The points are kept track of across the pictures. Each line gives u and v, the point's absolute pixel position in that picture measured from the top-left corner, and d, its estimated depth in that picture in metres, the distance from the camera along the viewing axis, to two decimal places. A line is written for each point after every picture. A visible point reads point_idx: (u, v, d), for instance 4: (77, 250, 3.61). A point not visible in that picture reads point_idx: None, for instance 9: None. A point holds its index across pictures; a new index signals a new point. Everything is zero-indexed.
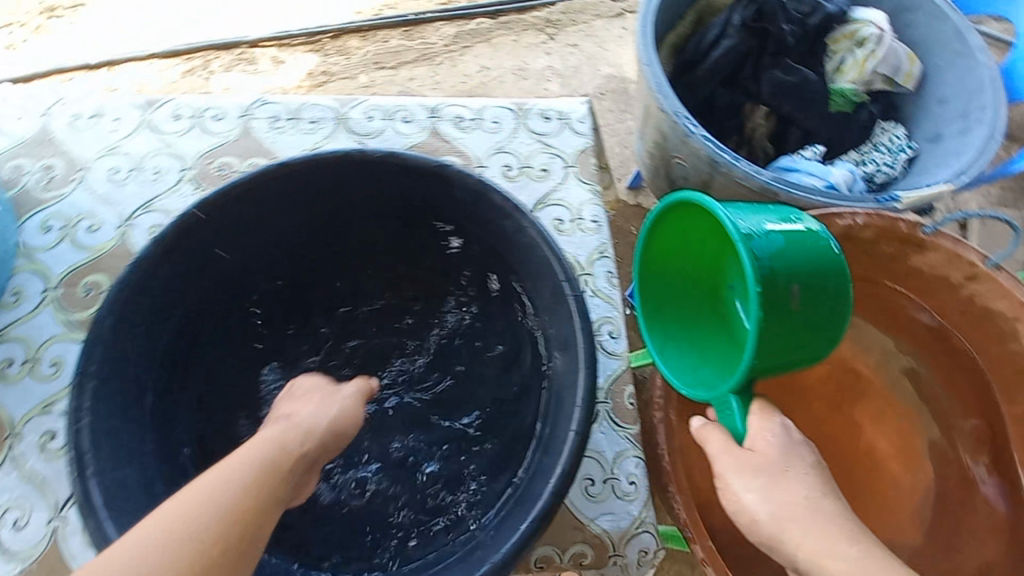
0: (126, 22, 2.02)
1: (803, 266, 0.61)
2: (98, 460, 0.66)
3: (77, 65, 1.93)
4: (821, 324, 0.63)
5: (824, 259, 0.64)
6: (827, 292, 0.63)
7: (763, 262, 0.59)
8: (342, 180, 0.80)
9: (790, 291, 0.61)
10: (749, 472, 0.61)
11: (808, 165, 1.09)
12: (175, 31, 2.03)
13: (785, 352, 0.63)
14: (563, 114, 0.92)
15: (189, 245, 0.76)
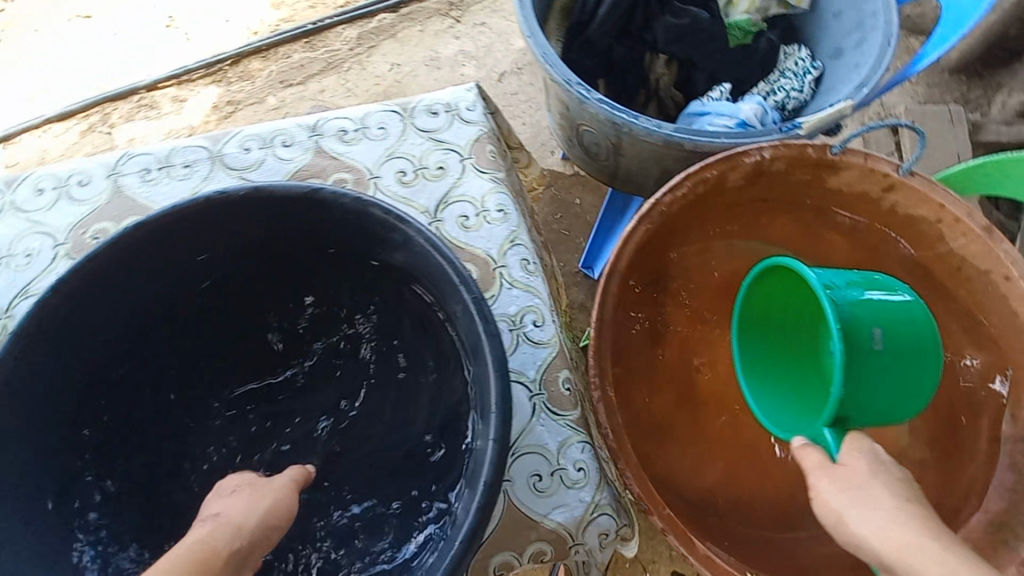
0: (14, 92, 1.92)
1: (883, 315, 0.67)
2: None
3: None
4: (896, 367, 0.68)
5: (917, 321, 0.69)
6: (927, 337, 0.69)
7: (844, 305, 0.65)
8: (218, 222, 0.63)
9: (873, 334, 0.67)
10: (837, 479, 0.58)
11: (717, 105, 1.07)
12: (68, 91, 1.93)
13: (862, 390, 0.66)
14: (450, 106, 0.88)
15: (63, 330, 0.58)
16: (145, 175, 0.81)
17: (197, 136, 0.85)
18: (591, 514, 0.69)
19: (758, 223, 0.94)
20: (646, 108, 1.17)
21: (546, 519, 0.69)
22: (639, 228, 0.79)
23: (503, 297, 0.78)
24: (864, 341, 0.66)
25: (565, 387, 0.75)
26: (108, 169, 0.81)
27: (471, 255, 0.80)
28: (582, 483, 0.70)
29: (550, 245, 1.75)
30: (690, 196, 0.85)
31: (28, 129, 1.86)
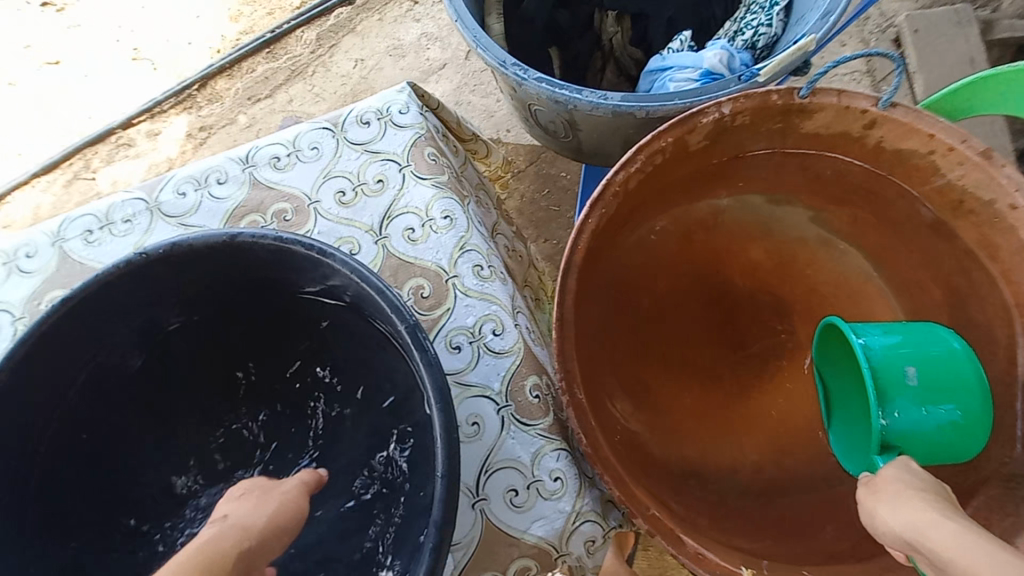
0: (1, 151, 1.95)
1: (919, 352, 0.68)
2: None
3: None
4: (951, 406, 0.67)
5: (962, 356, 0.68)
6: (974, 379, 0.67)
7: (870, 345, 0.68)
8: (149, 281, 0.61)
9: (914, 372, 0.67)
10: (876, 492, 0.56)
11: (678, 57, 0.98)
12: (50, 142, 1.95)
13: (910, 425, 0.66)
14: (381, 112, 0.84)
15: (16, 410, 0.57)
16: (88, 237, 0.80)
17: (135, 188, 0.84)
18: (573, 524, 0.66)
19: (721, 186, 0.86)
20: (605, 72, 1.08)
21: (527, 534, 0.66)
22: (592, 215, 0.73)
23: (459, 308, 0.74)
24: (906, 379, 0.67)
25: (533, 395, 0.71)
26: (52, 236, 0.80)
27: (422, 270, 0.77)
28: (560, 493, 0.67)
29: (540, 224, 1.69)
30: (649, 168, 0.76)
31: (18, 186, 1.89)
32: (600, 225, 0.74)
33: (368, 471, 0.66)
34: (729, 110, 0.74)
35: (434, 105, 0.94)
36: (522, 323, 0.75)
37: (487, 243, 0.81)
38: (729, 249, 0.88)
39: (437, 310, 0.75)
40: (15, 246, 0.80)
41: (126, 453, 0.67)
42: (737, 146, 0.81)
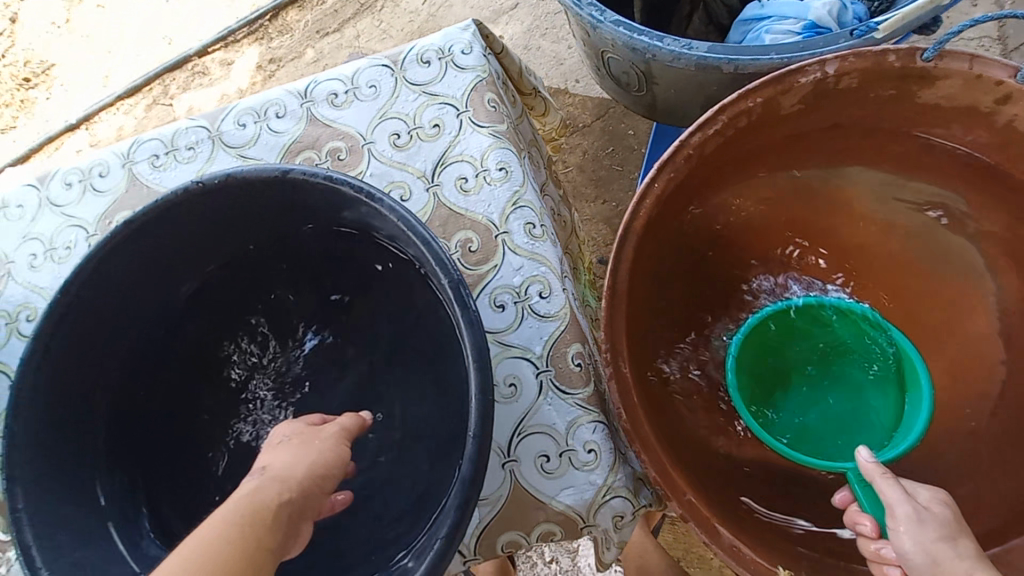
0: (89, 73, 2.05)
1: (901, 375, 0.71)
2: (49, 545, 0.54)
3: (60, 128, 1.99)
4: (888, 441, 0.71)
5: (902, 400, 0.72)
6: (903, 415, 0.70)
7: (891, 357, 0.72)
8: (205, 207, 0.61)
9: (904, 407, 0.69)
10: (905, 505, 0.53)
11: (779, 6, 0.86)
12: (132, 66, 2.02)
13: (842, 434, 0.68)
14: (443, 51, 0.80)
15: (84, 324, 0.60)
16: (154, 161, 0.82)
17: (199, 116, 0.85)
18: (603, 497, 0.64)
19: (805, 158, 0.76)
20: (691, 19, 0.99)
21: (555, 500, 0.64)
22: (660, 178, 0.67)
23: (506, 265, 0.72)
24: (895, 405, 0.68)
25: (575, 362, 0.67)
26: (123, 158, 0.83)
27: (471, 223, 0.74)
28: (593, 465, 0.64)
29: (600, 183, 1.60)
30: (729, 131, 0.68)
31: (104, 107, 1.99)
32: (666, 190, 0.68)
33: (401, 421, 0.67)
34: (832, 68, 0.65)
35: (498, 49, 0.89)
36: (569, 288, 0.72)
37: (541, 201, 0.77)
38: (796, 226, 0.80)
39: (484, 266, 0.72)
40: (91, 165, 0.83)
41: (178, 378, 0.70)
42: (832, 112, 0.71)
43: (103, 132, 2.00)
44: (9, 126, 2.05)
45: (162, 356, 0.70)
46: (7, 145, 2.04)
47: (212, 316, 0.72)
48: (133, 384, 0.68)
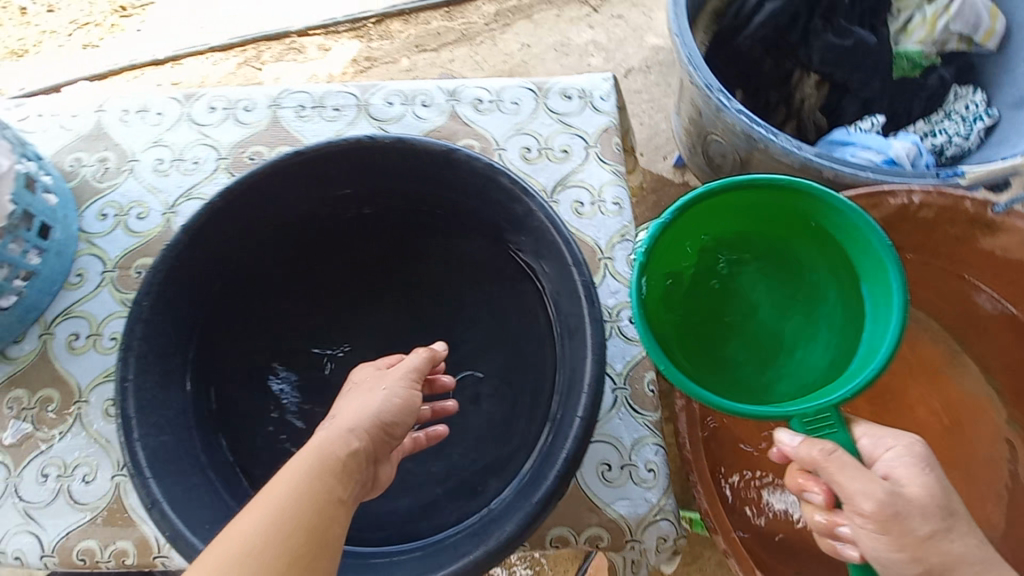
0: (189, 19, 2.13)
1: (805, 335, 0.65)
2: (143, 425, 0.58)
3: (147, 60, 2.04)
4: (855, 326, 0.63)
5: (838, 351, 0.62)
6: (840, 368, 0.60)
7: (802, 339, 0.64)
8: (368, 161, 0.67)
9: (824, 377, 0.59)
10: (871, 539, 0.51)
11: (866, 138, 0.99)
12: (232, 26, 2.10)
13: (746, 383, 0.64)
14: (584, 92, 0.89)
15: (220, 232, 0.66)
16: (300, 111, 0.89)
17: (350, 84, 0.92)
18: (654, 515, 0.68)
19: None
20: (783, 127, 1.08)
21: (609, 507, 0.68)
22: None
23: (604, 286, 0.79)
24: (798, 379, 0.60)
25: (649, 387, 0.74)
26: (271, 100, 0.89)
27: (580, 242, 0.81)
28: (650, 483, 0.69)
29: None
30: None
31: (194, 53, 2.06)
32: None
33: (477, 403, 0.71)
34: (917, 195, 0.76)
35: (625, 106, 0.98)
36: None
37: None
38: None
39: None
40: (240, 98, 0.89)
41: (273, 309, 0.73)
42: (919, 233, 0.81)
43: (187, 75, 2.06)
44: (91, 43, 2.08)
45: (260, 285, 0.73)
46: (86, 60, 2.07)
47: (319, 264, 0.75)
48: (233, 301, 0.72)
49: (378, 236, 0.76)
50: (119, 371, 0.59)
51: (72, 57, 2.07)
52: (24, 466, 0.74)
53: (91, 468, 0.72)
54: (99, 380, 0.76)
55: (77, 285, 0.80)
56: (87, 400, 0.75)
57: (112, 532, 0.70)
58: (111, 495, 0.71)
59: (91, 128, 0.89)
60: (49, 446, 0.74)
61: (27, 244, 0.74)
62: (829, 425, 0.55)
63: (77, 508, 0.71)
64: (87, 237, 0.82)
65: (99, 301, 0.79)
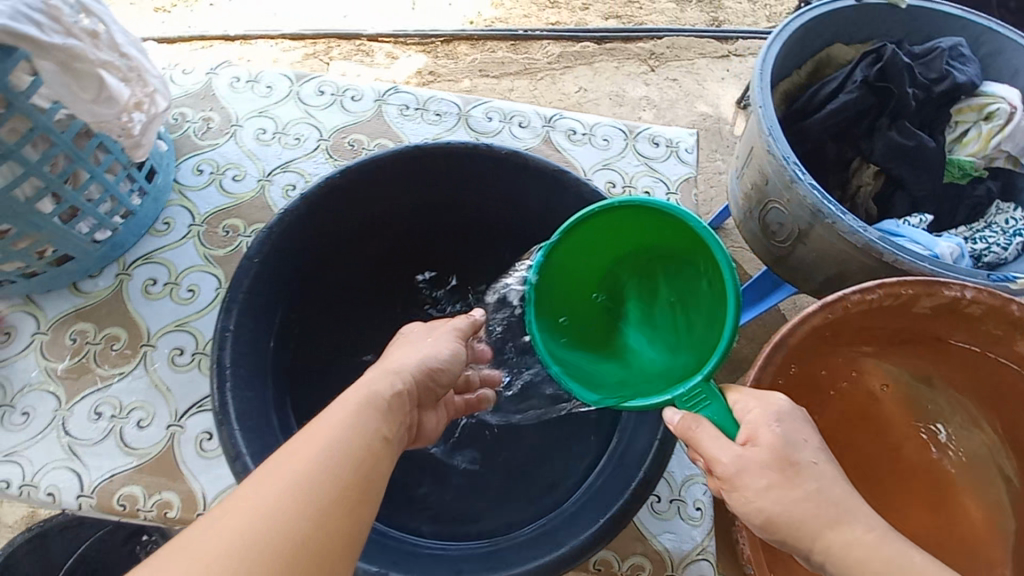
0: (261, 3, 2.15)
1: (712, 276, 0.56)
2: (235, 377, 0.59)
3: (216, 34, 2.03)
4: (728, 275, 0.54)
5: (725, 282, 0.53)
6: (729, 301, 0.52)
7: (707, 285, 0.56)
8: (478, 166, 0.70)
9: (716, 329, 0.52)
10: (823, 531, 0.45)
11: (914, 232, 1.04)
12: (303, 18, 2.13)
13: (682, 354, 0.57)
14: (671, 142, 0.95)
15: (334, 208, 0.69)
16: (404, 109, 0.94)
17: (452, 95, 0.97)
18: (697, 554, 0.70)
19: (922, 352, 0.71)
20: None
21: (655, 538, 0.70)
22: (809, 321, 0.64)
23: None
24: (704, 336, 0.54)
25: None
26: (378, 95, 0.94)
27: None
28: (696, 522, 0.71)
29: None
30: (872, 308, 0.65)
31: (264, 36, 2.05)
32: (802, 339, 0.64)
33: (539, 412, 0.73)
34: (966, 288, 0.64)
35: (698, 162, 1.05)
36: None
37: None
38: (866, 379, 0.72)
39: None
40: (348, 87, 0.94)
41: None
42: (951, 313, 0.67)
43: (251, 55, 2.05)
44: (163, 8, 2.11)
45: (348, 267, 0.75)
46: (151, 23, 2.06)
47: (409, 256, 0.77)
48: (322, 278, 0.73)
49: (423, 235, 0.78)
50: (220, 321, 0.60)
51: (140, 18, 2.08)
52: (75, 401, 0.73)
53: (147, 413, 0.72)
54: (169, 327, 0.76)
55: (162, 232, 0.81)
56: (155, 345, 0.75)
57: (158, 482, 0.69)
58: (163, 443, 0.71)
59: (199, 87, 0.92)
60: (108, 384, 0.74)
61: (134, 184, 0.74)
62: (703, 400, 0.49)
63: (126, 452, 0.70)
64: (179, 188, 0.84)
65: (182, 251, 0.80)
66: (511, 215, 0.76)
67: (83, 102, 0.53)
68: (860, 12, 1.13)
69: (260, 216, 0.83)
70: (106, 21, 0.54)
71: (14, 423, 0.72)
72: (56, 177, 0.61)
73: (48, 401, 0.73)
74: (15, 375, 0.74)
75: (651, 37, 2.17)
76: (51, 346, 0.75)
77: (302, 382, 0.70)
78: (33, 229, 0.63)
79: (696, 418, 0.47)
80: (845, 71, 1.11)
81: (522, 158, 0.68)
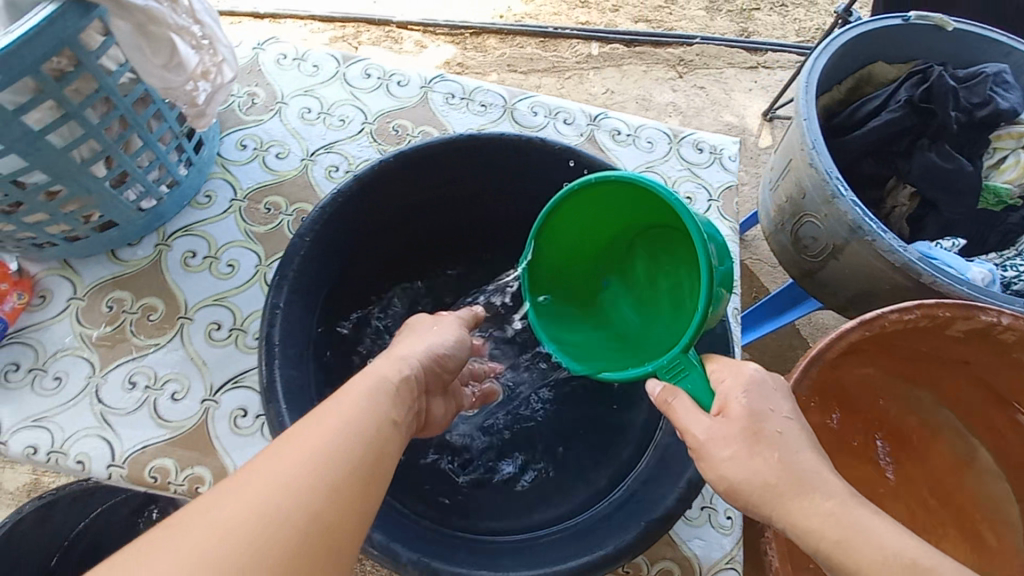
0: None
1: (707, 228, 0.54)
2: (283, 356, 0.58)
3: (246, 11, 2.02)
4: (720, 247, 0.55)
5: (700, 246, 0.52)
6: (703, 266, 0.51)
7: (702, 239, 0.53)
8: (533, 161, 0.70)
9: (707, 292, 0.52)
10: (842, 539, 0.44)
11: (946, 255, 1.02)
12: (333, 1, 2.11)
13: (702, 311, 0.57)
14: (715, 149, 0.95)
15: (386, 192, 0.68)
16: (449, 98, 0.93)
17: (498, 87, 0.97)
18: (726, 563, 0.69)
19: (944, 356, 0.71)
20: None
21: (684, 544, 0.69)
22: (845, 338, 0.64)
23: None
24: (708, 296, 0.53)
25: None
26: (424, 82, 0.94)
27: None
28: (727, 530, 0.70)
29: None
30: (906, 323, 0.65)
31: (293, 16, 2.03)
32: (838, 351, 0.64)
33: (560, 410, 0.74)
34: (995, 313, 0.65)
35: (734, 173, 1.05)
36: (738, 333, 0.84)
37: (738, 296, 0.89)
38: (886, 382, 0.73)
39: None
40: (396, 72, 0.93)
41: None
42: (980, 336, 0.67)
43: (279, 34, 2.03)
44: None
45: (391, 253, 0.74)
46: None
47: None
48: (363, 262, 0.72)
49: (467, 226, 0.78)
50: (271, 297, 0.59)
51: None
52: (110, 368, 0.69)
53: (183, 386, 0.69)
54: (207, 301, 0.74)
55: (204, 205, 0.79)
56: (192, 318, 0.73)
57: (188, 458, 0.66)
58: (197, 418, 0.68)
59: (246, 62, 0.91)
60: (143, 354, 0.71)
61: (183, 154, 0.73)
62: (683, 371, 0.52)
63: (158, 425, 0.67)
64: (222, 161, 0.83)
65: (223, 225, 0.79)
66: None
67: (155, 66, 0.53)
68: (904, 32, 1.13)
69: (302, 195, 0.82)
70: None
71: (45, 388, 0.68)
72: (113, 141, 0.60)
73: (82, 367, 0.69)
74: (48, 339, 0.71)
75: (680, 44, 2.17)
76: (87, 312, 0.72)
77: (340, 366, 0.70)
78: (85, 192, 0.62)
79: (673, 390, 0.49)
80: (888, 90, 1.11)
81: (580, 154, 0.68)
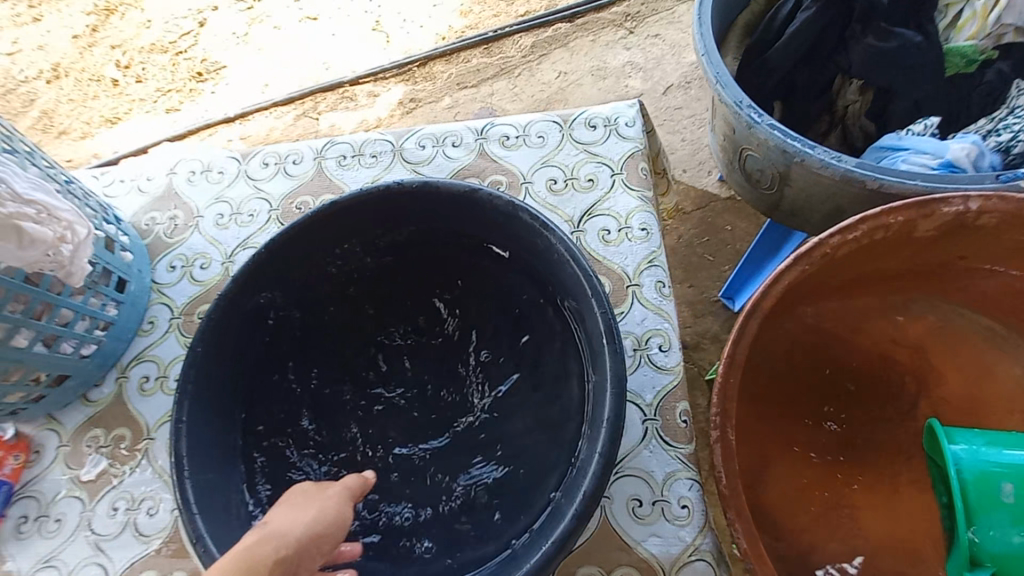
0: (236, 75, 2.11)
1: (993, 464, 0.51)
2: (195, 464, 0.63)
3: (202, 124, 2.02)
4: None
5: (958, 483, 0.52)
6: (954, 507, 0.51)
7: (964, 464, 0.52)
8: (401, 208, 0.73)
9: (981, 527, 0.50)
10: None
11: (918, 141, 0.91)
12: (278, 80, 2.09)
13: None
14: (609, 120, 0.90)
15: (267, 280, 0.72)
16: (342, 160, 0.96)
17: (386, 132, 0.98)
18: (688, 556, 0.66)
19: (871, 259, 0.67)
20: (826, 136, 1.05)
21: (640, 546, 0.67)
22: (790, 270, 0.64)
23: (632, 313, 0.78)
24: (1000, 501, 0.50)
25: (682, 419, 0.73)
26: (316, 152, 0.97)
27: (607, 270, 0.81)
28: (684, 521, 0.68)
29: (688, 268, 1.54)
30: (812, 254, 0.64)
31: (258, 109, 2.03)
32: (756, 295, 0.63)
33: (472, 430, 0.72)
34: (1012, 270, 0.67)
35: (655, 147, 0.98)
36: (669, 327, 0.77)
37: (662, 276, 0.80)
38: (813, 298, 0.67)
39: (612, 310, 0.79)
40: (289, 152, 0.98)
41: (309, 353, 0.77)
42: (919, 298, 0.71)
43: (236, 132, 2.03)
44: (172, 108, 2.08)
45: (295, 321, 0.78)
46: (137, 127, 2.06)
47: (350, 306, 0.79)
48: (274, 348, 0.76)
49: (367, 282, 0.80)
50: (175, 414, 0.65)
51: (130, 122, 2.07)
52: (96, 500, 0.78)
53: (156, 501, 0.77)
54: (166, 418, 0.82)
55: (148, 331, 0.88)
56: (155, 437, 0.81)
57: (169, 564, 0.74)
58: (171, 526, 0.75)
59: (162, 190, 0.99)
60: (121, 481, 0.79)
61: (106, 297, 0.82)
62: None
63: (141, 540, 0.75)
64: (155, 287, 0.91)
65: (166, 345, 0.87)
66: (437, 256, 0.79)
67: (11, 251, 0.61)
68: None
69: None
70: (5, 177, 0.62)
71: (49, 531, 0.77)
72: (22, 316, 0.67)
73: (75, 505, 0.78)
74: (46, 487, 0.80)
75: None
76: (71, 455, 0.82)
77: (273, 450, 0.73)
78: (19, 362, 0.70)
79: None
80: None
81: (436, 188, 0.70)
